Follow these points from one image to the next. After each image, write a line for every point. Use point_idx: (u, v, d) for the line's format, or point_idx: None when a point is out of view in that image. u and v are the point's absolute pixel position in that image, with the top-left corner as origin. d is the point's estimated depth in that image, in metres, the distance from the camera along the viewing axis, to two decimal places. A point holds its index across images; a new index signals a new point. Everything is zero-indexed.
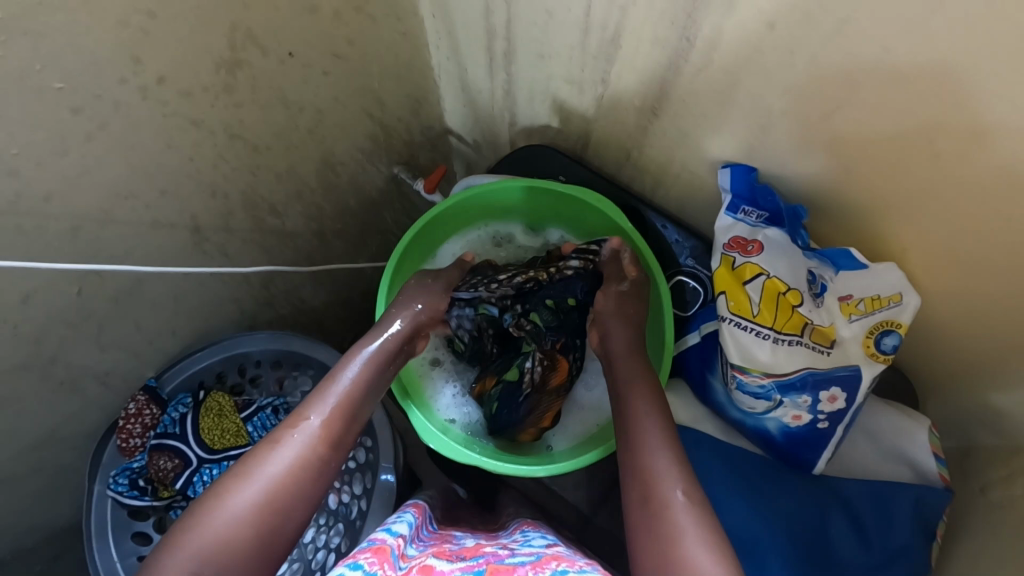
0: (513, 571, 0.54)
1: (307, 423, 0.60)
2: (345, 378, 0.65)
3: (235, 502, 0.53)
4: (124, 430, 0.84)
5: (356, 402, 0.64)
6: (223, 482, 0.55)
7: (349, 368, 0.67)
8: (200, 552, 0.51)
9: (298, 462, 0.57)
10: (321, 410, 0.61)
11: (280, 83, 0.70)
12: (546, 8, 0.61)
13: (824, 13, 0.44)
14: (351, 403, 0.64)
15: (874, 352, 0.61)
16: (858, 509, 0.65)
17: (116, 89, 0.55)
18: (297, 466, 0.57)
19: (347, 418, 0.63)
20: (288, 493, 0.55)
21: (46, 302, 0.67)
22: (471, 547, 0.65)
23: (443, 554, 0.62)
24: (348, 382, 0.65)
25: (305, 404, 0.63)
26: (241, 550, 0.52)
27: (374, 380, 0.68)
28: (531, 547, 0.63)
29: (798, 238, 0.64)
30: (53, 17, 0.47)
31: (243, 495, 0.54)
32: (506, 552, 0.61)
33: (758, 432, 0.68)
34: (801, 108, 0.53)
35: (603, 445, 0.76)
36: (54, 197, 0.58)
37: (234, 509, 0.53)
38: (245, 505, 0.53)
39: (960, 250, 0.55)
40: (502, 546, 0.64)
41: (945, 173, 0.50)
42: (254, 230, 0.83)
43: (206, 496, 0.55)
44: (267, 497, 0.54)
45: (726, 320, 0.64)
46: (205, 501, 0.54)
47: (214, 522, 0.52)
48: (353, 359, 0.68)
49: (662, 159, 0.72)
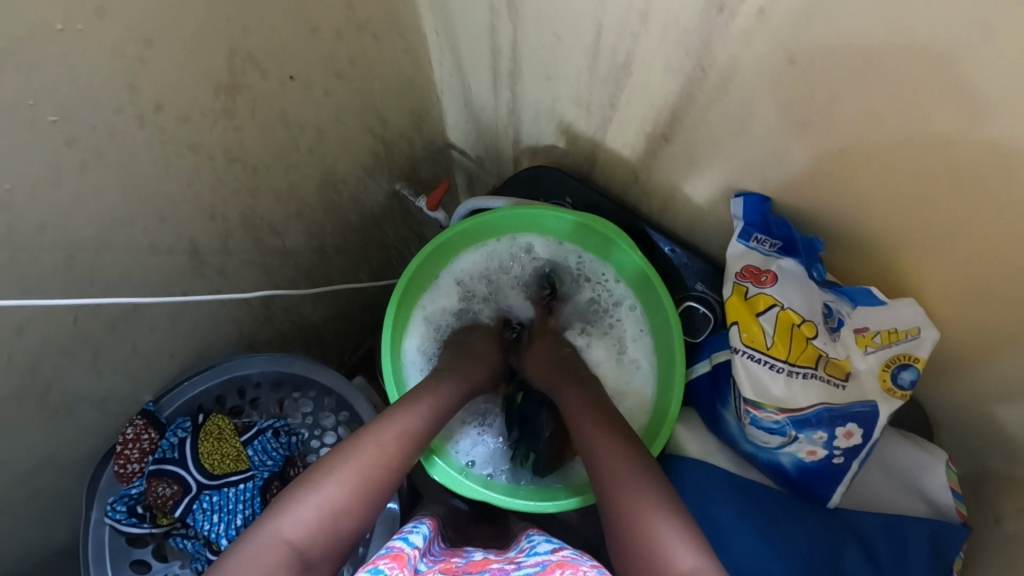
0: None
1: (402, 428, 0.66)
2: (436, 394, 0.72)
3: (334, 491, 0.58)
4: (120, 455, 0.82)
5: (440, 419, 0.71)
6: (319, 470, 0.60)
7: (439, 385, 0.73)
8: (307, 531, 0.55)
9: (393, 463, 0.63)
10: (413, 418, 0.68)
11: (281, 105, 0.68)
12: (555, 32, 0.60)
13: (846, 47, 0.43)
14: (437, 418, 0.71)
15: (891, 387, 0.60)
16: (873, 542, 0.64)
17: (112, 118, 0.54)
18: (392, 466, 0.63)
19: (426, 433, 0.69)
20: (377, 492, 0.61)
21: (42, 331, 0.65)
22: (477, 563, 0.64)
23: (451, 570, 0.61)
24: (436, 398, 0.72)
25: (396, 409, 0.68)
26: (338, 538, 0.57)
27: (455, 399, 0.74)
28: (536, 555, 0.62)
29: (814, 270, 0.62)
30: (47, 49, 0.46)
31: (346, 482, 0.59)
32: (512, 567, 0.60)
33: (772, 466, 0.67)
34: (818, 138, 0.52)
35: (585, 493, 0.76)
36: (49, 228, 0.56)
37: (337, 493, 0.58)
38: (348, 492, 0.59)
39: (979, 285, 0.54)
40: (509, 560, 0.63)
41: (967, 207, 0.49)
42: (253, 251, 0.82)
43: (301, 481, 0.60)
44: (361, 493, 0.60)
45: (739, 352, 0.63)
46: (302, 485, 0.59)
47: (315, 507, 0.57)
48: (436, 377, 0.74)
49: (672, 183, 0.70)
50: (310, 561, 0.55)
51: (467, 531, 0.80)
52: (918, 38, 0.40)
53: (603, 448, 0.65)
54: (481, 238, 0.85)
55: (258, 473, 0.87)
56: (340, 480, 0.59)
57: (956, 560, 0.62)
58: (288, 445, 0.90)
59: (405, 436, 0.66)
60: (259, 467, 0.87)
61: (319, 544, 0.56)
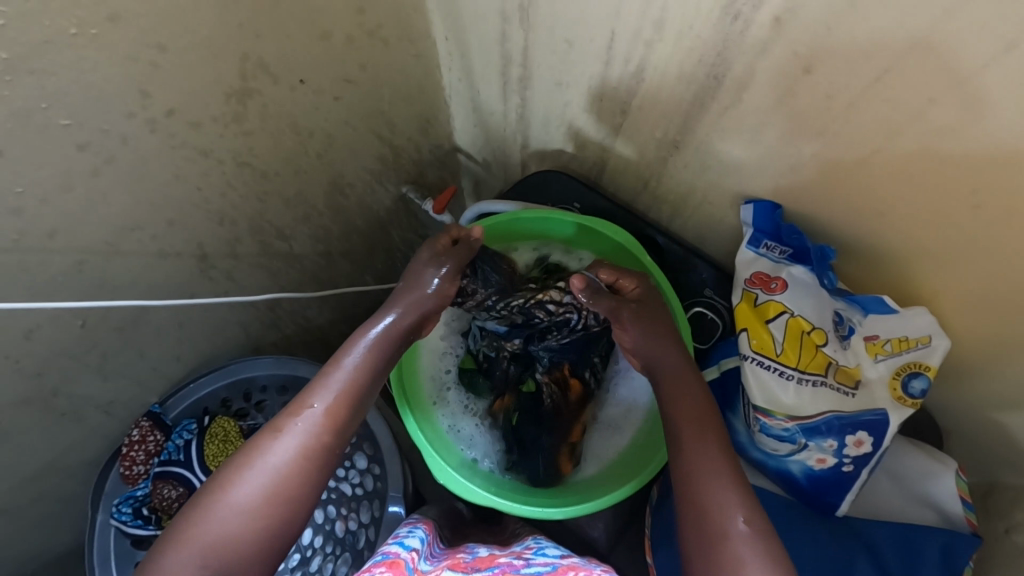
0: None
1: (309, 411, 0.59)
2: (349, 363, 0.63)
3: (242, 494, 0.54)
4: (125, 458, 0.82)
5: (362, 387, 0.62)
6: (223, 472, 0.56)
7: (352, 353, 0.64)
8: (210, 537, 0.53)
9: (301, 451, 0.57)
10: (323, 398, 0.60)
11: (291, 110, 0.68)
12: (567, 39, 0.60)
13: (866, 61, 0.43)
14: (356, 387, 0.62)
15: (901, 396, 0.60)
16: (884, 555, 0.64)
17: (123, 123, 0.54)
18: (301, 455, 0.57)
19: (352, 405, 0.61)
20: (291, 485, 0.56)
21: (49, 335, 0.65)
22: (485, 558, 0.64)
23: (459, 566, 0.62)
24: (351, 368, 0.62)
25: (308, 390, 0.61)
26: (250, 546, 0.53)
27: (379, 364, 0.65)
28: (545, 556, 0.63)
29: (826, 279, 0.61)
30: (61, 55, 0.46)
31: (247, 487, 0.55)
32: (521, 562, 0.61)
33: (780, 473, 0.67)
34: (830, 146, 0.52)
35: (633, 481, 0.75)
36: (59, 233, 0.57)
37: (238, 500, 0.54)
38: (249, 496, 0.54)
39: (992, 295, 0.54)
40: (516, 555, 0.64)
41: (980, 215, 0.49)
42: (261, 254, 0.82)
43: (212, 483, 0.56)
44: (273, 488, 0.55)
45: (748, 359, 0.63)
46: (209, 491, 0.55)
47: (221, 513, 0.53)
48: (357, 341, 0.65)
49: (681, 189, 0.70)
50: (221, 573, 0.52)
51: (464, 532, 0.82)
52: (940, 56, 0.40)
53: (700, 456, 0.58)
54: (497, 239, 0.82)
55: None
56: (247, 481, 0.55)
57: (966, 568, 0.61)
58: None
59: (314, 420, 0.59)
60: None
61: (225, 556, 0.53)
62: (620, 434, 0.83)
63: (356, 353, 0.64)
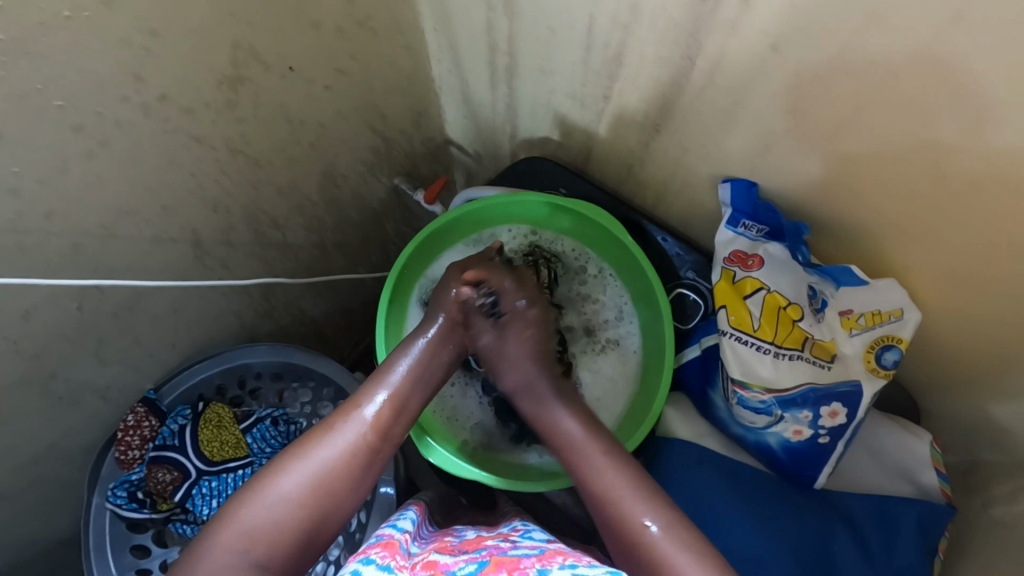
0: (516, 562, 0.55)
1: (359, 413, 0.62)
2: (396, 372, 0.66)
3: (290, 486, 0.56)
4: (121, 442, 0.83)
5: (406, 396, 0.65)
6: (273, 464, 0.58)
7: (400, 362, 0.67)
8: (258, 525, 0.54)
9: (349, 449, 0.59)
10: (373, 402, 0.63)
11: (283, 98, 0.70)
12: (549, 26, 0.62)
13: (829, 37, 0.45)
14: (404, 397, 0.65)
15: (874, 367, 0.63)
16: (860, 527, 0.66)
17: (118, 107, 0.56)
18: (348, 454, 0.59)
19: (397, 414, 0.64)
20: (336, 482, 0.58)
21: (46, 317, 0.66)
22: (472, 541, 0.66)
23: (446, 549, 0.62)
24: (398, 377, 0.66)
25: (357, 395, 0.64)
26: (291, 536, 0.54)
27: (424, 376, 0.67)
28: (532, 540, 0.64)
29: (799, 253, 0.65)
30: (56, 38, 0.48)
31: (294, 479, 0.57)
32: (508, 544, 0.61)
33: (760, 447, 0.69)
34: (802, 124, 0.54)
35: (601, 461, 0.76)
36: (55, 215, 0.58)
37: (285, 491, 0.56)
38: (296, 489, 0.56)
39: (962, 267, 0.56)
40: (503, 538, 0.65)
41: (946, 188, 0.51)
42: (255, 243, 0.83)
43: (258, 476, 0.58)
44: (319, 482, 0.57)
45: (727, 335, 0.65)
46: (256, 481, 0.57)
47: (269, 501, 0.55)
48: (405, 350, 0.68)
49: (664, 173, 0.72)
50: (263, 560, 0.53)
51: (455, 516, 0.82)
52: (897, 29, 0.42)
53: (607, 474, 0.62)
54: (475, 225, 0.84)
55: (258, 459, 0.88)
56: (296, 473, 0.57)
57: (941, 540, 0.65)
58: (287, 433, 0.91)
59: (364, 424, 0.61)
60: (258, 454, 0.88)
61: (269, 542, 0.53)
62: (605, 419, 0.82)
63: (403, 363, 0.67)
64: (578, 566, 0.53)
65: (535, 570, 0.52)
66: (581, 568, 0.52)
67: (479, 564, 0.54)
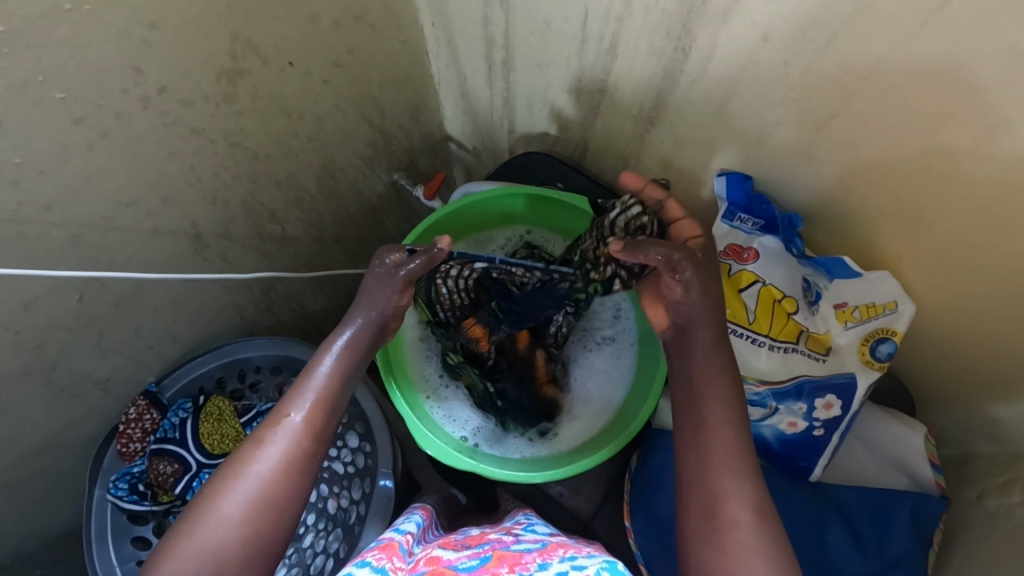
0: (518, 556, 0.56)
1: (289, 421, 0.56)
2: (322, 369, 0.59)
3: (229, 508, 0.52)
4: (123, 435, 0.84)
5: (336, 394, 0.59)
6: (211, 484, 0.53)
7: (326, 358, 0.60)
8: (199, 551, 0.50)
9: (285, 459, 0.54)
10: (302, 406, 0.57)
11: (281, 91, 0.71)
12: (544, 18, 0.62)
13: (817, 27, 0.46)
14: (332, 394, 0.58)
15: (869, 360, 0.63)
16: (857, 519, 0.67)
17: (117, 99, 0.56)
18: (284, 464, 0.54)
19: (329, 412, 0.58)
20: (280, 496, 0.54)
21: (48, 309, 0.67)
22: (475, 536, 0.66)
23: (449, 545, 0.63)
24: (324, 375, 0.59)
25: (284, 400, 0.58)
26: (239, 556, 0.51)
27: (354, 369, 0.61)
28: (534, 534, 0.64)
29: (793, 246, 0.65)
30: (56, 29, 0.48)
31: (234, 498, 0.52)
32: (510, 539, 0.62)
33: (755, 440, 0.70)
34: (797, 115, 0.54)
35: (604, 449, 0.76)
36: (55, 206, 0.59)
37: (226, 512, 0.52)
38: (237, 508, 0.52)
39: (955, 258, 0.56)
40: (506, 532, 0.66)
41: (939, 177, 0.51)
42: (254, 237, 0.84)
43: (199, 497, 0.54)
44: (261, 500, 0.53)
45: (725, 328, 0.66)
46: (196, 506, 0.53)
47: (210, 527, 0.51)
48: (327, 348, 0.60)
49: (660, 166, 0.72)
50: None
51: (458, 520, 0.83)
52: (883, 17, 0.42)
53: (719, 473, 0.52)
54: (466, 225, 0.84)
55: None
56: (233, 493, 0.52)
57: (937, 530, 0.64)
58: None
59: (297, 432, 0.56)
60: None
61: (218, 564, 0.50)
62: (596, 408, 0.83)
63: (326, 363, 0.59)
64: (577, 557, 0.54)
65: (537, 562, 0.53)
66: (580, 560, 0.53)
67: (481, 559, 0.55)
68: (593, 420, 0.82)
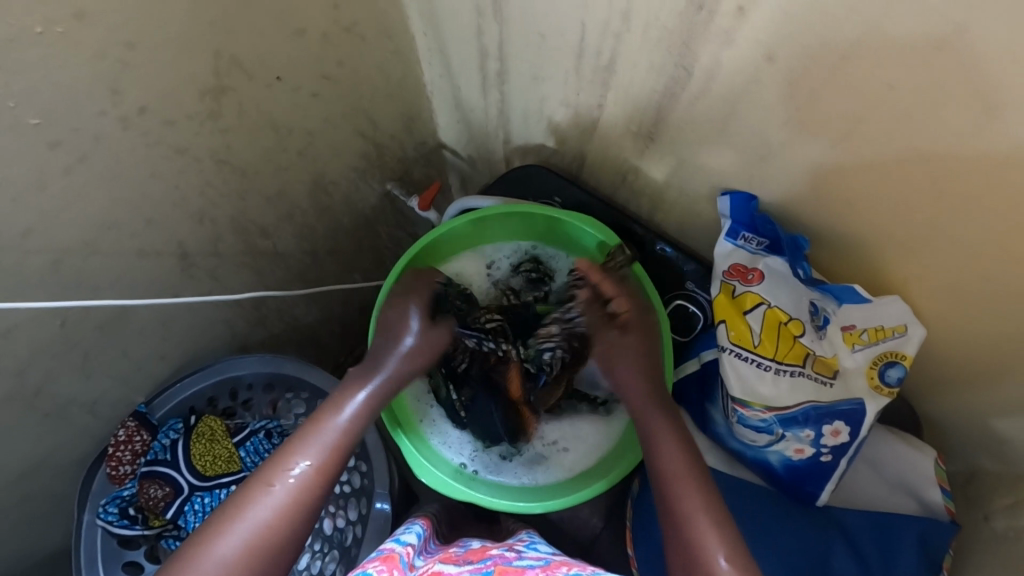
0: (521, 572, 0.54)
1: (299, 465, 0.58)
2: (336, 423, 0.62)
3: (225, 547, 0.52)
4: (113, 458, 0.82)
5: (347, 448, 0.61)
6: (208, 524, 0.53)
7: (342, 412, 0.63)
8: None
9: (289, 505, 0.56)
10: (314, 452, 0.59)
11: (268, 107, 0.68)
12: (539, 33, 0.60)
13: (825, 50, 0.44)
14: (343, 448, 0.61)
15: (878, 385, 0.62)
16: (860, 542, 0.66)
17: (96, 122, 0.54)
18: (287, 509, 0.55)
19: (337, 465, 0.60)
20: (277, 539, 0.54)
21: (30, 335, 0.65)
22: (476, 551, 0.64)
23: (450, 559, 0.61)
24: (339, 428, 0.62)
25: (294, 444, 0.60)
26: None
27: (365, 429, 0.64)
28: (537, 552, 0.63)
29: (799, 268, 0.63)
30: (26, 53, 0.45)
31: (231, 539, 0.52)
32: (513, 555, 0.60)
33: (759, 463, 0.68)
34: (803, 135, 0.52)
35: (604, 481, 0.76)
36: (34, 233, 0.56)
37: (222, 552, 0.52)
38: (234, 549, 0.52)
39: (963, 283, 0.55)
40: (509, 548, 0.64)
41: (951, 202, 0.49)
42: (244, 253, 0.81)
43: (193, 536, 0.53)
44: (258, 541, 0.53)
45: (727, 351, 0.64)
46: (190, 544, 0.52)
47: (203, 565, 0.51)
48: (345, 402, 0.64)
49: (660, 182, 0.70)
50: None
51: (460, 530, 0.81)
52: (895, 39, 0.40)
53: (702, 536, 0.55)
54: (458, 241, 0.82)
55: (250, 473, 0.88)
56: (231, 535, 0.53)
57: (945, 556, 0.63)
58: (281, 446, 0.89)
59: (303, 481, 0.57)
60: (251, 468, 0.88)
61: None
62: (594, 439, 0.81)
63: (342, 416, 0.63)
64: None
65: None
66: None
67: None
68: (593, 451, 0.81)
